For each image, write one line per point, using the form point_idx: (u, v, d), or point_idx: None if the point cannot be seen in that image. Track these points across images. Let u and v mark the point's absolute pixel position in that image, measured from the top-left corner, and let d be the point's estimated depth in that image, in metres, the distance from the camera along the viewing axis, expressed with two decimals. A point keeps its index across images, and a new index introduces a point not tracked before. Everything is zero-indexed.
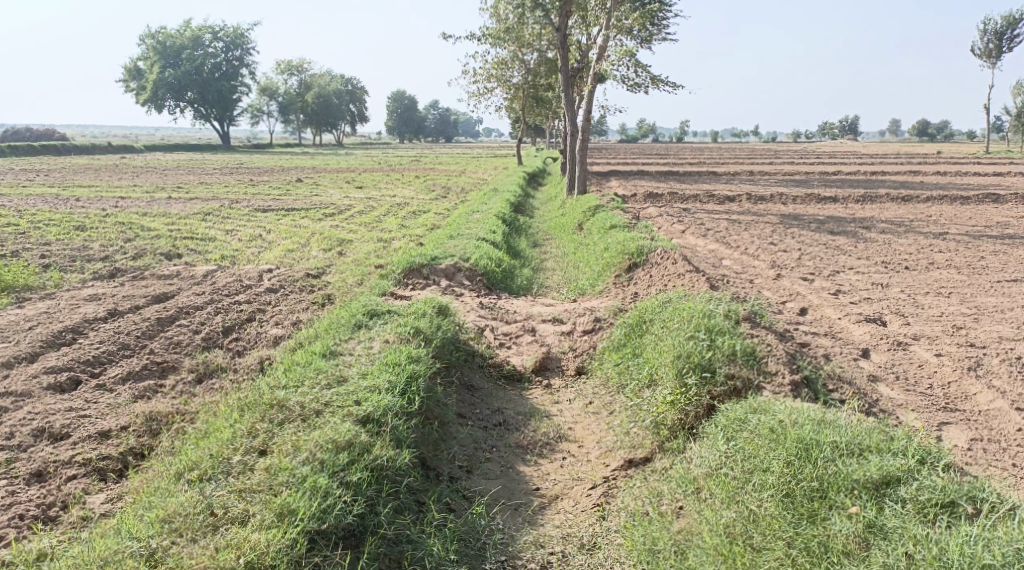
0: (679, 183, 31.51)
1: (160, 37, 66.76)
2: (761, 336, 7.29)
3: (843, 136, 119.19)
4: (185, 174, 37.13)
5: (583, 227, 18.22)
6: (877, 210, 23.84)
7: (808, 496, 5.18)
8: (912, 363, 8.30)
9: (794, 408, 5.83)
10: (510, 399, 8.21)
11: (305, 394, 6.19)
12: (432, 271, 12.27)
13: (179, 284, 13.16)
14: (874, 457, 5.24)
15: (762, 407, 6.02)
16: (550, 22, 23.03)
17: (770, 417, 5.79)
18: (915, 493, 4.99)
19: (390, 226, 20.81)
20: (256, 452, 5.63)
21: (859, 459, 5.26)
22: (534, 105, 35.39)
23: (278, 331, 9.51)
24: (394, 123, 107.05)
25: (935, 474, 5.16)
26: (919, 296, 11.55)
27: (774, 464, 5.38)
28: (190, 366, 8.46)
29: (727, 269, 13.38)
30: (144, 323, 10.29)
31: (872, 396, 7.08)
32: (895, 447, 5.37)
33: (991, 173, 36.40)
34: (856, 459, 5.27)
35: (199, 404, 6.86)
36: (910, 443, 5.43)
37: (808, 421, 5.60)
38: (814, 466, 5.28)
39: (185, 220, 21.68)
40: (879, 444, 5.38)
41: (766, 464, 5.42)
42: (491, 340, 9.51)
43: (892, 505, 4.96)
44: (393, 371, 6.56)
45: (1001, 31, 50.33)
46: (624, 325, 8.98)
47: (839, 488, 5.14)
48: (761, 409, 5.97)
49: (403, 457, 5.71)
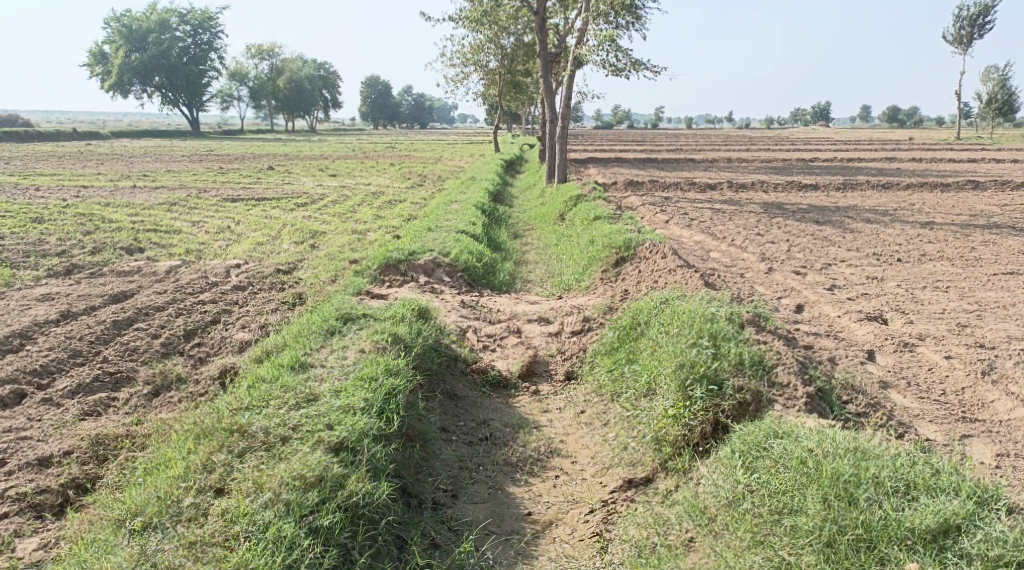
0: (658, 170, 31.06)
1: (125, 20, 64.87)
2: (768, 342, 6.74)
3: (816, 123, 119.64)
4: (152, 161, 36.03)
5: (566, 217, 17.62)
6: (860, 198, 23.47)
7: (852, 546, 4.62)
8: (923, 367, 7.80)
9: (818, 433, 5.30)
10: (495, 409, 7.63)
11: (269, 418, 5.55)
12: (410, 266, 11.66)
13: (139, 282, 12.39)
14: (927, 501, 4.68)
15: (780, 429, 5.48)
16: (527, 6, 22.35)
17: (796, 445, 5.24)
18: (983, 548, 4.43)
19: (365, 217, 20.07)
20: (212, 490, 4.99)
21: (909, 503, 4.71)
22: (511, 91, 34.69)
23: (244, 336, 8.86)
24: (366, 109, 105.85)
25: (998, 521, 4.60)
26: (917, 291, 11.09)
27: (809, 506, 4.84)
28: (146, 377, 7.79)
29: (716, 263, 12.87)
30: (98, 326, 9.55)
31: (887, 405, 6.57)
32: (946, 486, 4.81)
33: (967, 159, 36.33)
34: (906, 502, 4.71)
35: (154, 423, 6.23)
36: (964, 480, 4.87)
37: (843, 452, 5.04)
38: (857, 511, 4.73)
39: (150, 211, 20.79)
40: (925, 480, 4.84)
41: (800, 505, 4.88)
42: (474, 342, 8.91)
43: (955, 563, 4.40)
44: (370, 387, 5.94)
45: (975, 18, 50.27)
46: (615, 327, 8.42)
47: (890, 539, 4.57)
48: (781, 433, 5.43)
49: (381, 491, 5.12)
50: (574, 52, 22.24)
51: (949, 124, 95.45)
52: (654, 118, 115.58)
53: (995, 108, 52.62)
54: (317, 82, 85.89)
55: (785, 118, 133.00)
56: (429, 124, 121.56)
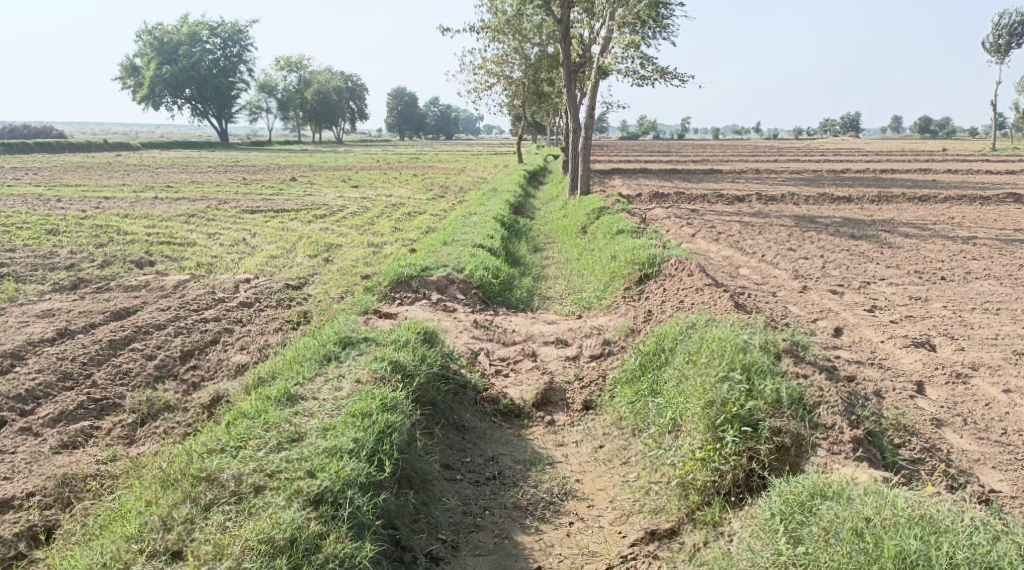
0: (685, 182, 30.37)
1: (157, 33, 65.60)
2: (809, 376, 6.05)
3: (846, 133, 117.78)
4: (176, 172, 35.88)
5: (588, 230, 16.99)
6: (896, 211, 22.56)
7: None
8: (977, 403, 7.10)
9: (876, 496, 4.61)
10: (506, 442, 7.02)
11: (245, 463, 5.04)
12: (422, 283, 11.13)
13: (144, 297, 11.94)
14: None
15: (829, 489, 4.80)
16: (551, 15, 21.81)
17: (849, 510, 4.56)
18: None
19: (383, 229, 19.57)
20: (167, 554, 4.46)
21: None
22: (536, 102, 34.16)
23: (242, 359, 8.34)
24: (393, 121, 106.16)
25: None
26: (965, 313, 10.31)
27: None
28: (133, 403, 7.26)
29: (746, 281, 12.18)
30: (93, 346, 9.08)
31: (943, 448, 5.87)
32: None
33: (1006, 171, 35.15)
34: None
35: (130, 459, 5.73)
36: None
37: (907, 525, 4.37)
38: None
39: (167, 222, 20.47)
40: (1008, 566, 4.16)
41: None
42: (486, 367, 8.30)
43: None
44: (362, 426, 5.37)
45: (1014, 27, 48.87)
46: (639, 352, 7.76)
47: None
48: (830, 494, 4.75)
49: (366, 553, 4.57)
50: (599, 62, 21.63)
51: (982, 134, 93.56)
52: (680, 129, 114.54)
53: None
54: (344, 92, 86.06)
55: (814, 128, 131.14)
56: (455, 134, 121.61)
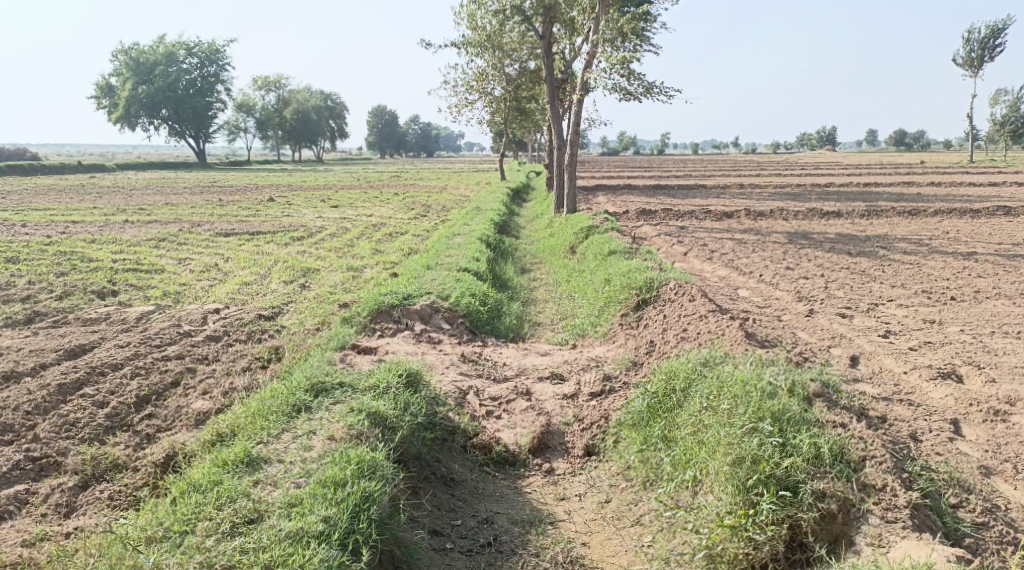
0: (670, 198, 29.81)
1: (132, 54, 64.29)
2: (848, 424, 5.53)
3: (823, 148, 118.46)
4: (149, 194, 34.77)
5: (577, 250, 16.31)
6: (888, 226, 22.00)
7: None
8: (1022, 446, 6.40)
9: None
10: (501, 497, 6.25)
11: (189, 556, 4.48)
12: (405, 313, 10.34)
13: (103, 332, 11.03)
14: None
15: None
16: (532, 30, 21.19)
17: None
18: None
19: (363, 251, 18.73)
20: None
21: None
22: (518, 118, 33.53)
23: (204, 406, 7.50)
24: (374, 138, 105.41)
25: None
26: (985, 338, 9.65)
27: None
28: (74, 461, 6.37)
29: (748, 304, 11.50)
30: (39, 391, 8.19)
31: (1002, 505, 5.20)
32: None
33: (988, 183, 34.88)
34: None
35: (59, 553, 5.02)
36: None
37: None
38: None
39: (135, 248, 19.50)
40: None
41: None
42: (475, 408, 7.47)
43: None
44: (329, 503, 4.72)
45: (985, 40, 49.13)
46: (646, 391, 6.97)
47: None
48: None
49: None
50: (582, 77, 21.02)
51: (955, 148, 94.43)
52: (659, 143, 114.71)
53: (1006, 131, 51.07)
54: (324, 112, 85.36)
55: (791, 144, 132.12)
56: (435, 152, 120.89)
